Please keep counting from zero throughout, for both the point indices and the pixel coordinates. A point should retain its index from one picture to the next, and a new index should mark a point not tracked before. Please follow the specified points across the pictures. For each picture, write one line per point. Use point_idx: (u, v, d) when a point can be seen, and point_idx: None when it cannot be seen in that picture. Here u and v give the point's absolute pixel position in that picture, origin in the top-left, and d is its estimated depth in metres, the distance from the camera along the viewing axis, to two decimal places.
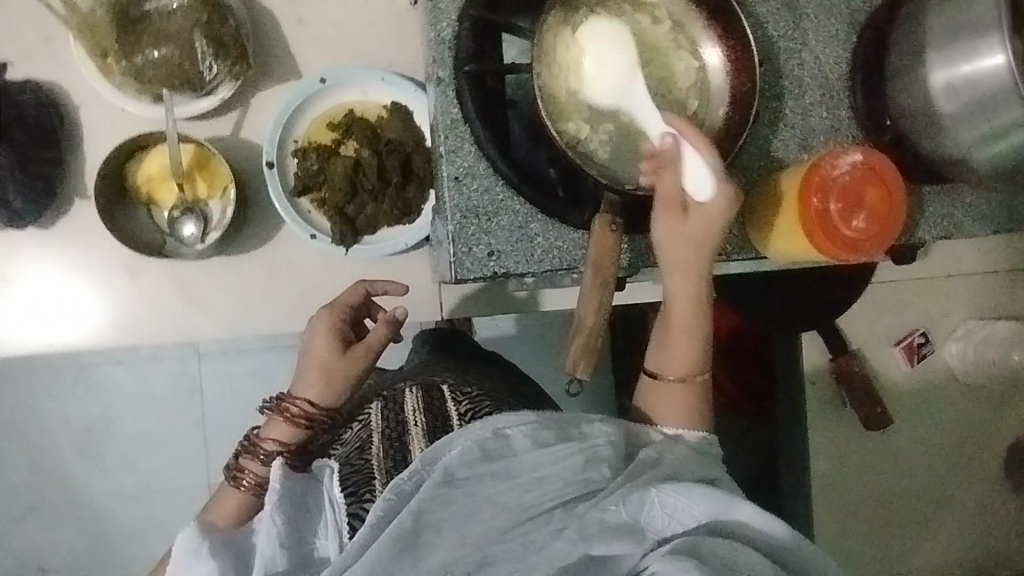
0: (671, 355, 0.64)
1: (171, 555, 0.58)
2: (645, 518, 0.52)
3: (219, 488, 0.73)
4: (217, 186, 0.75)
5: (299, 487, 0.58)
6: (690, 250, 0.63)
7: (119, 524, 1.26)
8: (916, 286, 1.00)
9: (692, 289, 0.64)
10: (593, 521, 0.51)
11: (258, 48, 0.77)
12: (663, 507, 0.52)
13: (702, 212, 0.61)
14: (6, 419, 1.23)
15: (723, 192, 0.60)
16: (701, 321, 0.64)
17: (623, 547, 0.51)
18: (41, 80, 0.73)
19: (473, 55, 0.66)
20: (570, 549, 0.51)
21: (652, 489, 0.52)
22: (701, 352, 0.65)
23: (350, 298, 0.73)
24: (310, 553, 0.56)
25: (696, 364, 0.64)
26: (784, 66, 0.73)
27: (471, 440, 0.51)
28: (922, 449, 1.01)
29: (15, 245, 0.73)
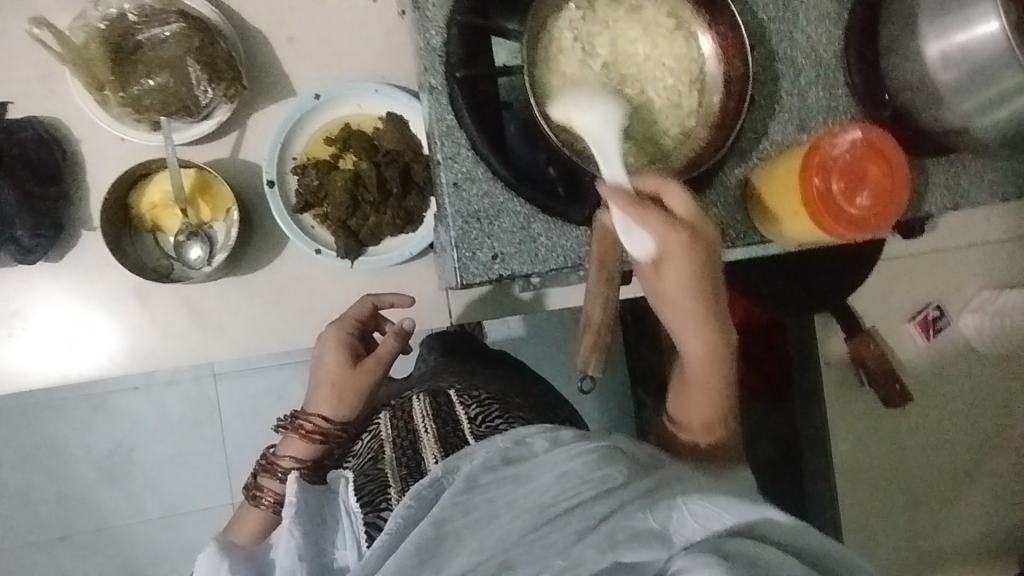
0: (690, 404, 0.68)
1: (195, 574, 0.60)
2: (674, 527, 0.46)
3: (240, 506, 0.75)
4: (219, 209, 0.76)
5: (315, 499, 0.59)
6: (672, 307, 0.62)
7: (149, 548, 1.28)
8: (927, 259, 0.99)
9: (697, 343, 0.64)
10: (625, 528, 0.47)
11: (251, 69, 0.77)
12: (692, 515, 0.46)
13: (669, 273, 0.59)
14: (32, 452, 1.25)
15: (679, 253, 0.57)
16: (715, 367, 0.65)
17: (652, 555, 0.46)
18: (41, 116, 0.74)
19: (463, 61, 0.66)
20: (599, 556, 0.46)
21: (679, 497, 0.47)
22: (720, 391, 0.66)
23: (357, 312, 0.73)
24: (330, 564, 0.57)
25: (718, 404, 0.67)
26: (777, 49, 0.73)
27: (495, 451, 0.54)
28: (946, 424, 1.00)
29: (28, 280, 0.74)
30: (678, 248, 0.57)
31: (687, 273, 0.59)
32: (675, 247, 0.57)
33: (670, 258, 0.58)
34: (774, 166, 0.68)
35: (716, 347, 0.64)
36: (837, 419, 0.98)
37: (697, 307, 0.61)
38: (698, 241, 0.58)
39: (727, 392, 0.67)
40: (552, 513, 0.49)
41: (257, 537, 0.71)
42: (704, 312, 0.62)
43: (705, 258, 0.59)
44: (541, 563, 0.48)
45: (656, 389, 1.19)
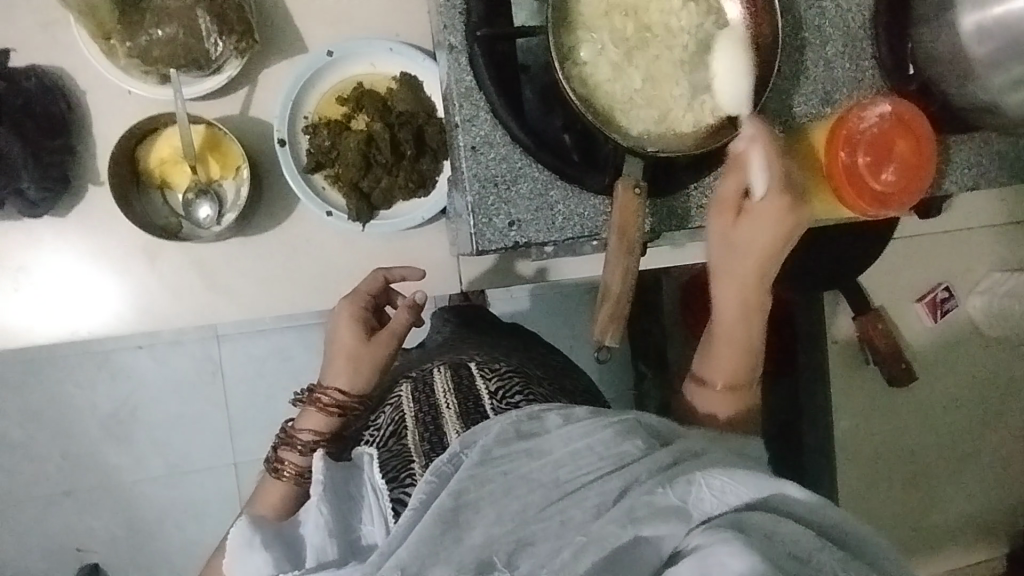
0: (712, 362, 0.71)
1: (226, 542, 0.59)
2: (692, 501, 0.49)
3: (259, 482, 0.74)
4: (229, 167, 0.74)
5: (341, 476, 0.59)
6: (743, 258, 0.67)
7: (153, 504, 1.29)
8: (939, 239, 0.99)
9: (737, 298, 0.69)
10: (643, 503, 0.49)
11: (262, 24, 0.75)
12: (710, 489, 0.49)
13: (755, 218, 0.65)
14: (36, 408, 1.25)
15: (779, 200, 0.64)
16: (747, 330, 0.70)
17: (670, 529, 0.48)
18: (46, 66, 0.72)
19: (484, 20, 0.64)
20: (620, 531, 0.48)
21: (699, 473, 0.50)
22: (746, 352, 0.70)
23: (370, 286, 0.74)
24: (357, 541, 0.56)
25: (741, 370, 0.71)
26: (804, 17, 0.70)
27: (510, 425, 0.53)
28: (948, 405, 1.00)
29: (35, 235, 0.73)
30: (780, 196, 0.64)
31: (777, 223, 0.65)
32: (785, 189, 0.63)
33: (769, 199, 0.64)
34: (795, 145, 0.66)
35: (756, 310, 0.69)
36: (841, 396, 0.98)
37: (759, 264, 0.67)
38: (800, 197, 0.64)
39: (750, 364, 0.71)
40: (568, 488, 0.50)
41: (280, 510, 0.71)
42: (759, 274, 0.68)
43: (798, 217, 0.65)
44: (559, 539, 0.49)
45: (659, 363, 1.19)
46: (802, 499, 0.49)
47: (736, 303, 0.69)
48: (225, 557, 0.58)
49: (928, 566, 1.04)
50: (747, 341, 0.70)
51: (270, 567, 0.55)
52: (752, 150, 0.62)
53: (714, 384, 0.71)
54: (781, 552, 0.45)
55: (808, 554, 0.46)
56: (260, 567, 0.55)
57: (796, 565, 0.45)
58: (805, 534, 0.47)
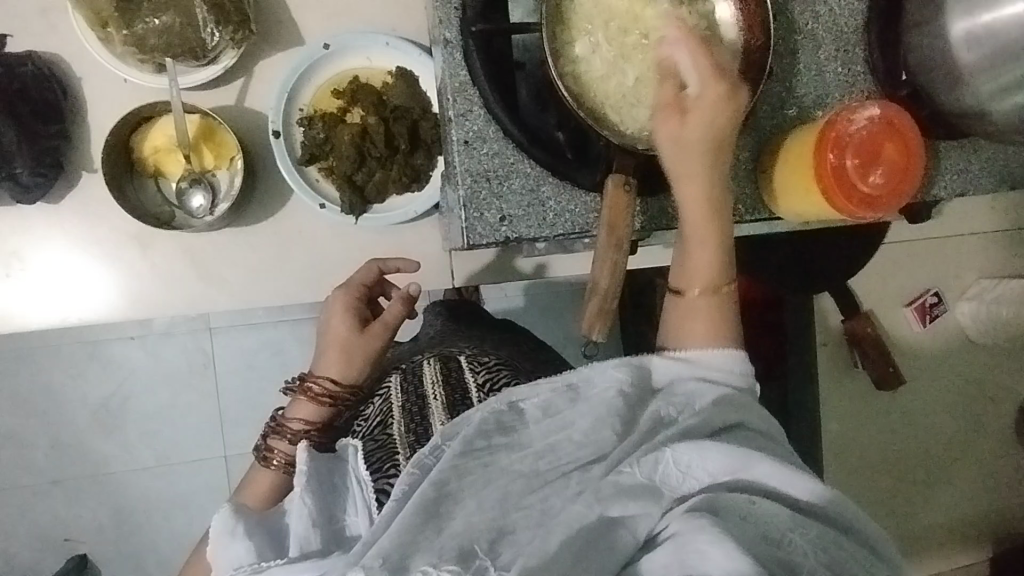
0: (691, 279, 0.62)
1: (207, 535, 0.58)
2: (660, 478, 0.51)
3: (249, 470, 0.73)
4: (223, 157, 0.74)
5: (325, 467, 0.59)
6: (696, 157, 0.60)
7: (141, 495, 1.29)
8: (929, 245, 0.99)
9: (701, 202, 0.61)
10: (610, 484, 0.50)
11: (260, 15, 0.75)
12: (677, 464, 0.52)
13: (700, 113, 0.58)
14: (26, 396, 1.25)
15: (717, 90, 0.58)
16: (716, 234, 0.61)
17: (641, 509, 0.50)
18: (42, 52, 0.72)
19: (480, 16, 0.64)
20: (587, 510, 0.49)
21: (668, 448, 0.52)
22: (722, 263, 0.61)
23: (364, 277, 0.74)
24: (341, 531, 0.56)
25: (718, 277, 0.61)
26: (798, 20, 0.71)
27: (487, 411, 0.53)
28: (933, 409, 1.01)
29: (26, 221, 0.73)
30: (716, 86, 0.58)
31: (717, 113, 0.59)
32: (716, 78, 0.58)
33: (705, 90, 0.58)
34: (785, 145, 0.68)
35: (722, 214, 0.62)
36: (829, 400, 0.99)
37: (712, 158, 0.60)
38: (737, 88, 0.59)
39: (727, 272, 0.62)
40: (549, 477, 0.51)
41: (267, 501, 0.69)
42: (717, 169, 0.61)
43: (738, 109, 0.59)
44: (540, 527, 0.49)
45: None
46: (774, 476, 0.51)
47: (699, 206, 0.61)
48: (207, 548, 0.57)
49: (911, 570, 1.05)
50: (719, 246, 0.61)
51: (253, 555, 0.55)
52: (679, 47, 0.58)
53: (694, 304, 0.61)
54: (755, 531, 0.47)
55: (783, 536, 0.48)
56: (243, 556, 0.55)
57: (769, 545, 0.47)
58: (780, 513, 0.49)
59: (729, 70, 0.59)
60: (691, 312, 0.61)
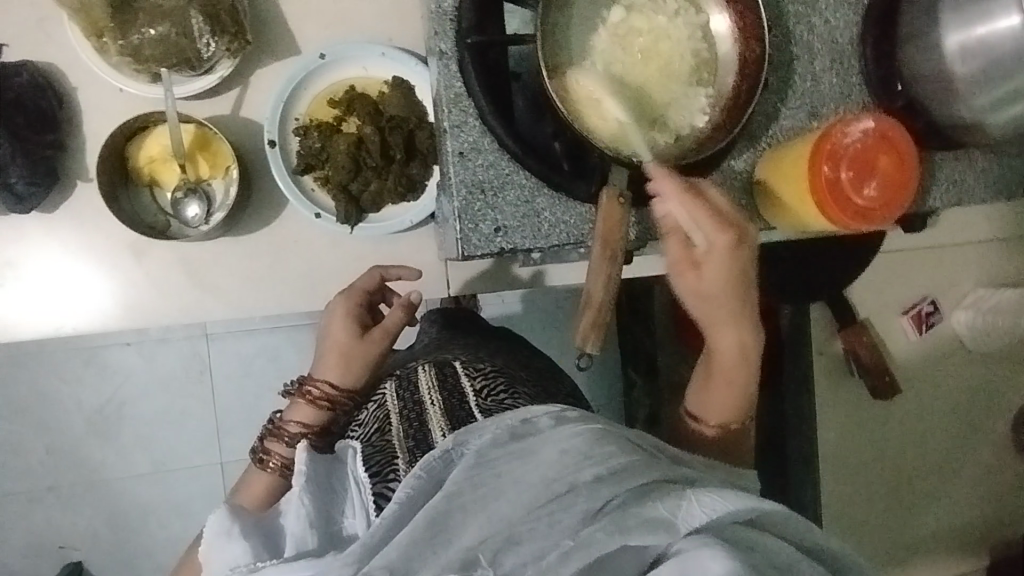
0: (714, 399, 0.69)
1: (203, 536, 0.57)
2: (681, 515, 0.46)
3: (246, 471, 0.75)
4: (219, 166, 0.75)
5: (324, 469, 0.59)
6: (716, 301, 0.65)
7: (137, 502, 1.29)
8: (926, 253, 0.99)
9: (726, 335, 0.67)
10: (634, 514, 0.46)
11: (256, 25, 0.75)
12: (700, 506, 0.47)
13: (713, 265, 0.63)
14: (21, 403, 1.24)
15: (726, 244, 0.62)
16: (739, 369, 0.68)
17: (655, 540, 0.46)
18: (37, 61, 0.72)
19: (476, 27, 0.64)
20: (609, 540, 0.45)
21: (689, 490, 0.48)
22: (743, 385, 0.68)
23: (366, 283, 0.74)
24: (339, 532, 0.55)
25: (739, 398, 0.69)
26: (793, 32, 0.71)
27: (501, 425, 0.53)
28: (929, 418, 1.01)
29: (22, 230, 0.73)
30: (724, 241, 0.62)
31: (731, 265, 0.63)
32: (724, 236, 0.62)
33: (713, 245, 0.62)
34: (773, 167, 0.68)
35: (747, 342, 0.67)
36: (826, 408, 0.98)
37: (731, 304, 0.65)
38: (745, 238, 0.62)
39: (748, 395, 0.70)
40: (557, 488, 0.48)
41: (263, 503, 0.70)
42: (738, 311, 0.66)
43: (746, 256, 0.63)
44: (546, 540, 0.47)
45: (648, 371, 1.20)
46: (788, 519, 0.49)
47: (725, 345, 0.67)
48: (201, 546, 0.57)
49: None
50: (742, 378, 0.68)
51: (249, 556, 0.54)
52: (679, 206, 0.61)
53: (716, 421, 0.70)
54: (766, 563, 0.45)
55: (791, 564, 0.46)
56: (239, 556, 0.54)
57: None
58: (788, 549, 0.47)
59: (731, 217, 0.62)
60: (710, 423, 0.70)
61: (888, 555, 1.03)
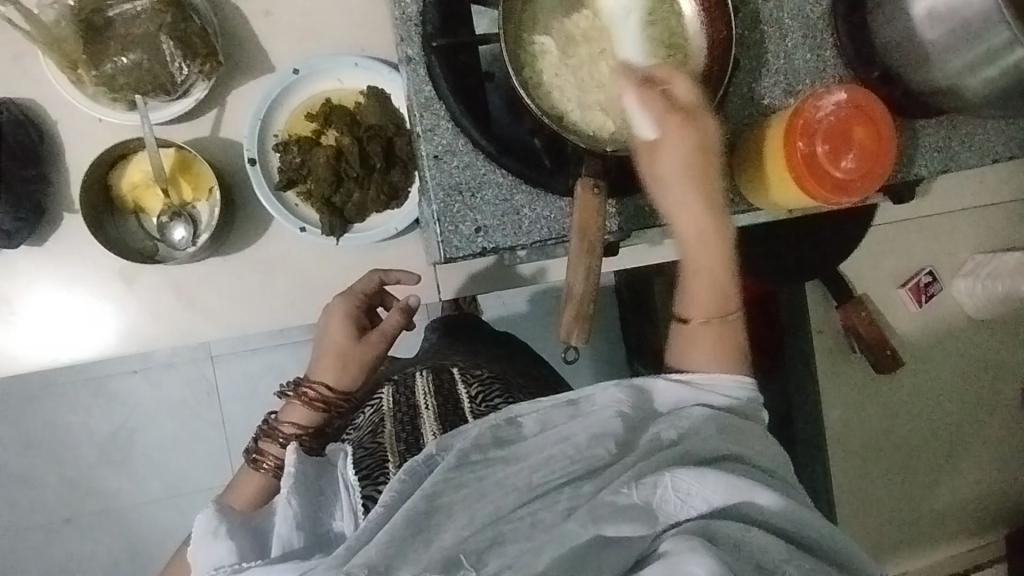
0: (692, 301, 0.60)
1: (191, 535, 0.58)
2: (657, 502, 0.50)
3: (239, 470, 0.75)
4: (202, 188, 0.75)
5: (313, 471, 0.58)
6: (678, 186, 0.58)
7: (153, 526, 1.30)
8: (921, 225, 0.98)
9: (693, 226, 0.59)
10: (607, 503, 0.49)
11: (228, 46, 0.76)
12: (676, 491, 0.50)
13: (666, 146, 0.57)
14: (34, 436, 1.26)
15: (676, 122, 0.57)
16: (714, 260, 0.60)
17: (632, 530, 0.49)
18: (17, 98, 0.73)
19: (441, 30, 0.64)
20: (581, 530, 0.48)
21: (666, 472, 0.51)
22: (722, 285, 0.60)
23: (365, 286, 0.75)
24: (327, 533, 0.56)
25: (719, 301, 0.60)
26: (763, 10, 0.71)
27: (487, 428, 0.52)
28: (937, 390, 1.00)
29: (12, 264, 0.74)
30: (675, 119, 0.57)
31: (684, 144, 0.57)
32: (673, 116, 0.56)
33: (667, 127, 0.57)
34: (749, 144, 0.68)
35: (717, 233, 0.60)
36: (829, 387, 0.99)
37: (691, 192, 0.59)
38: (697, 119, 0.57)
39: (732, 288, 0.61)
40: (541, 491, 0.50)
41: (254, 503, 0.71)
42: (702, 195, 0.59)
43: (704, 138, 0.57)
44: (529, 541, 0.49)
45: (652, 361, 1.20)
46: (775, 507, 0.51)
47: (690, 234, 0.60)
48: (189, 548, 0.58)
49: (923, 556, 1.04)
50: (719, 267, 0.60)
51: (233, 556, 0.55)
52: (632, 96, 0.57)
53: (698, 326, 0.60)
54: (747, 562, 0.48)
55: (775, 565, 0.49)
56: (224, 556, 0.55)
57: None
58: (775, 544, 0.49)
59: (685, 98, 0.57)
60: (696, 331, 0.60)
61: (901, 530, 1.02)
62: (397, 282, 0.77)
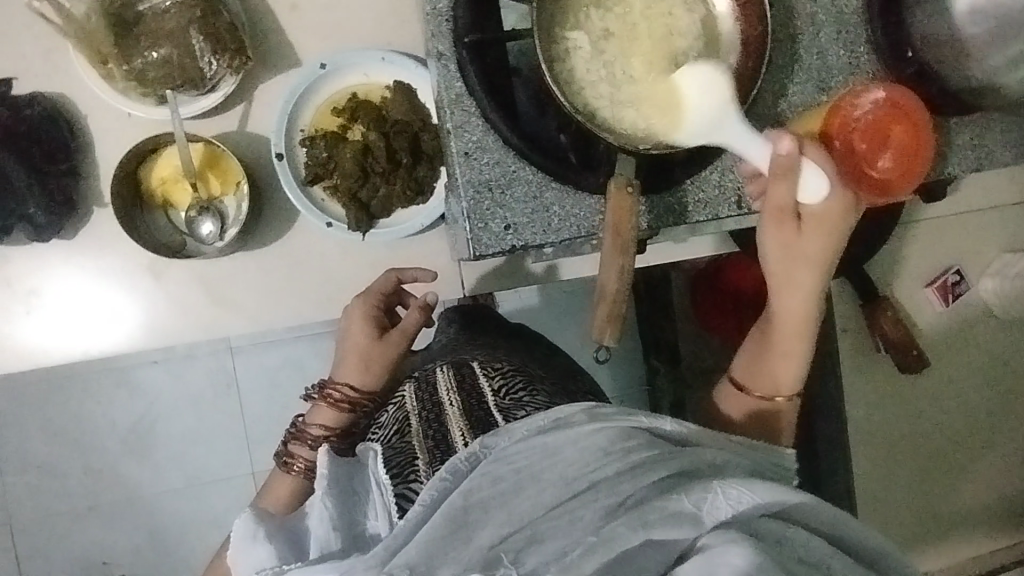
0: (762, 371, 0.71)
1: (231, 539, 0.59)
2: (706, 509, 0.48)
3: (269, 474, 0.77)
4: (229, 183, 0.76)
5: (345, 471, 0.60)
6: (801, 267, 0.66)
7: (174, 516, 1.31)
8: (949, 223, 0.97)
9: (796, 308, 0.68)
10: (656, 509, 0.48)
11: (256, 40, 0.76)
12: (726, 498, 0.48)
13: (814, 226, 0.64)
14: (58, 426, 1.28)
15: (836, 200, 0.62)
16: (797, 343, 0.69)
17: (680, 534, 0.47)
18: (48, 93, 0.74)
19: (472, 27, 0.64)
20: (631, 534, 0.46)
21: (716, 481, 0.49)
22: (796, 368, 0.70)
23: (383, 286, 0.74)
24: (362, 534, 0.56)
25: (788, 383, 0.71)
26: (796, 5, 0.70)
27: (531, 426, 0.53)
28: (963, 390, 0.99)
29: (43, 258, 0.75)
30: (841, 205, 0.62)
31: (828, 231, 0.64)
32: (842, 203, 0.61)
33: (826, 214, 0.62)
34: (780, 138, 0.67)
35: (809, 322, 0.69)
36: (854, 385, 0.97)
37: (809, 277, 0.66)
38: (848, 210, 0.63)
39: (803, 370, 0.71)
40: (578, 488, 0.50)
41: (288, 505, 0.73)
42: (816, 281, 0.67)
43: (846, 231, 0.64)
44: (569, 537, 0.47)
45: (671, 358, 1.19)
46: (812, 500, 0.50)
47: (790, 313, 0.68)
48: (229, 551, 0.59)
49: (946, 556, 1.03)
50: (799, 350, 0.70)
51: (274, 559, 0.56)
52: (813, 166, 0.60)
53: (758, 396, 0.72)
54: (792, 557, 0.47)
55: (819, 560, 0.48)
56: (265, 558, 0.56)
57: (806, 569, 0.47)
58: (817, 541, 0.49)
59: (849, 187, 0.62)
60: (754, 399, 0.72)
61: (926, 530, 1.01)
62: (415, 280, 0.75)
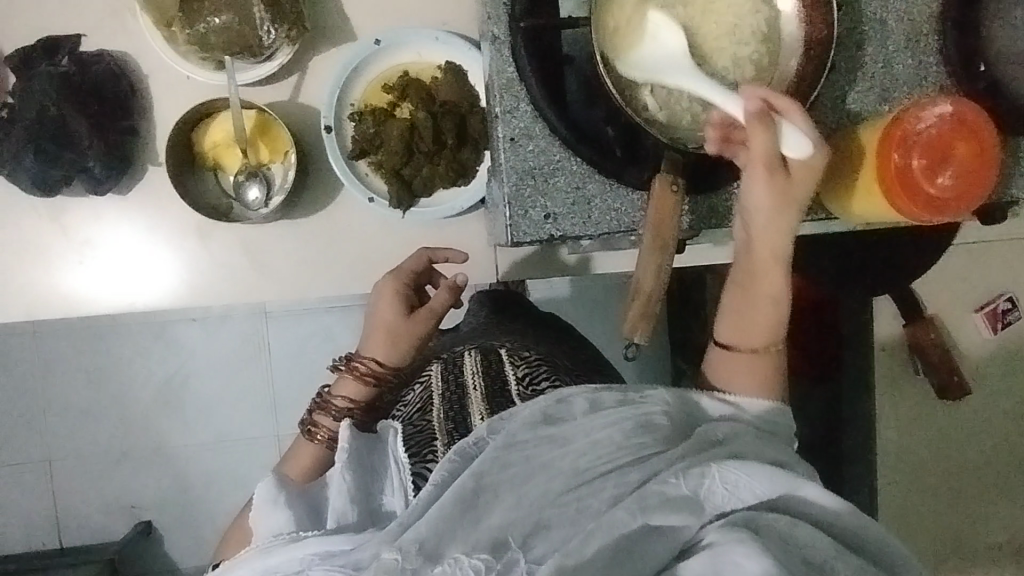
0: (747, 325, 0.62)
1: (253, 500, 0.61)
2: (704, 493, 0.49)
3: (295, 441, 0.77)
4: (277, 151, 0.77)
5: (364, 447, 0.60)
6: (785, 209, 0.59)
7: (200, 469, 1.36)
8: (1005, 248, 0.93)
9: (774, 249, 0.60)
10: (655, 493, 0.48)
11: (313, 12, 0.77)
12: (724, 482, 0.49)
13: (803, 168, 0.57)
14: (98, 373, 1.33)
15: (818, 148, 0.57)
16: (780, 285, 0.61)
17: (682, 521, 0.48)
18: (113, 51, 0.76)
19: (528, 12, 0.63)
20: (631, 518, 0.47)
21: (714, 465, 0.50)
22: (778, 312, 0.62)
23: (413, 265, 0.76)
24: (379, 509, 0.57)
25: (772, 332, 0.62)
26: (867, 9, 0.67)
27: (536, 409, 0.53)
28: (1001, 417, 0.97)
29: (96, 210, 0.78)
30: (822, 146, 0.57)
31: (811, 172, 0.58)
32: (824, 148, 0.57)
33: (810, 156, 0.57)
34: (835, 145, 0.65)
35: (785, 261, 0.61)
36: (885, 405, 0.95)
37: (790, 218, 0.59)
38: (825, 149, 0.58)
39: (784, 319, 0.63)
40: (588, 478, 0.50)
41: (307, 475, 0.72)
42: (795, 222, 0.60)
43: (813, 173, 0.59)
44: (573, 526, 0.49)
45: (698, 360, 1.18)
46: (820, 500, 0.50)
47: (769, 256, 0.60)
48: (252, 512, 0.60)
49: None
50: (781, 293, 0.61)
51: (292, 524, 0.57)
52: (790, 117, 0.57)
53: (746, 354, 0.62)
54: (795, 556, 0.46)
55: (823, 562, 0.47)
56: (283, 523, 0.57)
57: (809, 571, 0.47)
58: (823, 541, 0.48)
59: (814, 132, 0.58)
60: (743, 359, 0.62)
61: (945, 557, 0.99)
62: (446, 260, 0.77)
